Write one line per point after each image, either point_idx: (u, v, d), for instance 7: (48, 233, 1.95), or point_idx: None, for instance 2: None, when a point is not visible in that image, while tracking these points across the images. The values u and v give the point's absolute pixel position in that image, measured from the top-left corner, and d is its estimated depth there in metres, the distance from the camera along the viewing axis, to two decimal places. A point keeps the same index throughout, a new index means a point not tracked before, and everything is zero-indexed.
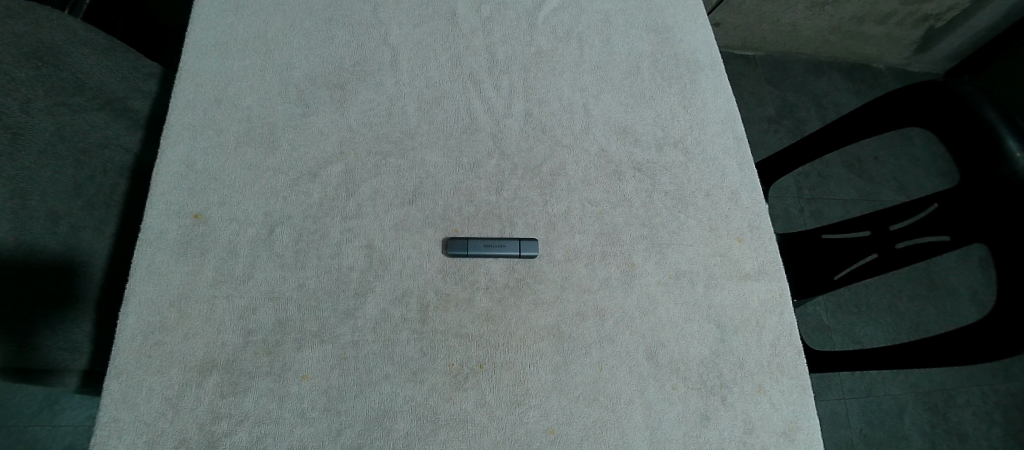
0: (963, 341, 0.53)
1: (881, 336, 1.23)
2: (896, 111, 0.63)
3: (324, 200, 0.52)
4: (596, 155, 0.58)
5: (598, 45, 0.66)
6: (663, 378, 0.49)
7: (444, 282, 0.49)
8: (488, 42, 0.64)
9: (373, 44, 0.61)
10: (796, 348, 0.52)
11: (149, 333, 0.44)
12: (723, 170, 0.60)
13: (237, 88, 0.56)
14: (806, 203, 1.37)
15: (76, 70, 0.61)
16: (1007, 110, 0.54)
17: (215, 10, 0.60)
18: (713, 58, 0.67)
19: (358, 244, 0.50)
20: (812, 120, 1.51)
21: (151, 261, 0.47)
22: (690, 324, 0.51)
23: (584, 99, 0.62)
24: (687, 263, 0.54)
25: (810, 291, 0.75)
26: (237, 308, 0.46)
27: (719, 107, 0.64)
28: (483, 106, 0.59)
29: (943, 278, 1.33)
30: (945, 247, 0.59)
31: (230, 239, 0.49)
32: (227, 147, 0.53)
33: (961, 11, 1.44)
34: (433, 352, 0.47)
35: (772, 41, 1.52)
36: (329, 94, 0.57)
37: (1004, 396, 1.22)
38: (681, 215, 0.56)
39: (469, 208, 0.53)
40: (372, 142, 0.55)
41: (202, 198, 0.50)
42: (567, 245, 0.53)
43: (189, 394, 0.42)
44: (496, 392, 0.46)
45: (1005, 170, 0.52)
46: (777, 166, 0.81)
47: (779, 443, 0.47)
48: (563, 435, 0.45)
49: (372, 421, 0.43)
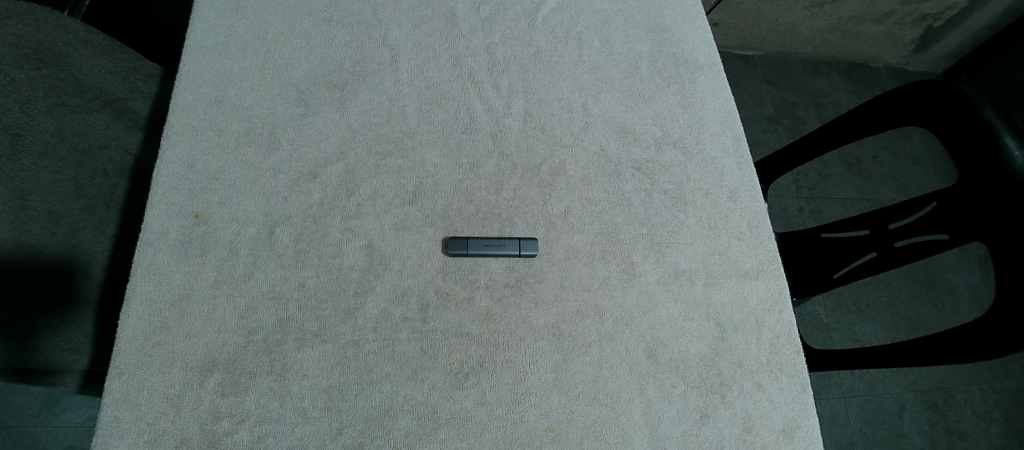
0: (961, 340, 0.54)
1: (881, 335, 1.23)
2: (894, 111, 0.64)
3: (325, 200, 0.52)
4: (595, 155, 0.59)
5: (597, 45, 0.66)
6: (663, 376, 0.49)
7: (443, 282, 0.50)
8: (487, 42, 0.64)
9: (373, 44, 0.61)
10: (795, 347, 0.52)
11: (149, 333, 0.44)
12: (722, 169, 0.60)
13: (237, 89, 0.56)
14: (805, 203, 1.38)
15: (77, 71, 0.61)
16: (1006, 109, 0.54)
17: (215, 11, 0.61)
18: (712, 58, 0.67)
19: (358, 243, 0.50)
20: (811, 119, 1.52)
21: (152, 261, 0.47)
22: (689, 323, 0.52)
23: (583, 98, 0.62)
24: (687, 262, 0.54)
25: (809, 290, 0.76)
26: (238, 308, 0.46)
27: (717, 106, 0.64)
28: (482, 106, 0.60)
29: (943, 276, 1.33)
30: (943, 246, 0.60)
31: (231, 239, 0.49)
32: (228, 148, 0.53)
33: (959, 11, 1.45)
34: (433, 351, 0.47)
35: (771, 41, 1.52)
36: (329, 94, 0.57)
37: (1004, 394, 1.22)
38: (680, 214, 0.57)
39: (468, 207, 0.53)
40: (372, 142, 0.55)
41: (202, 198, 0.50)
42: (567, 244, 0.53)
43: (190, 394, 0.43)
44: (496, 391, 0.46)
45: (1005, 169, 0.52)
46: (776, 165, 0.81)
47: (778, 441, 0.48)
48: (563, 433, 0.45)
49: (372, 420, 0.43)
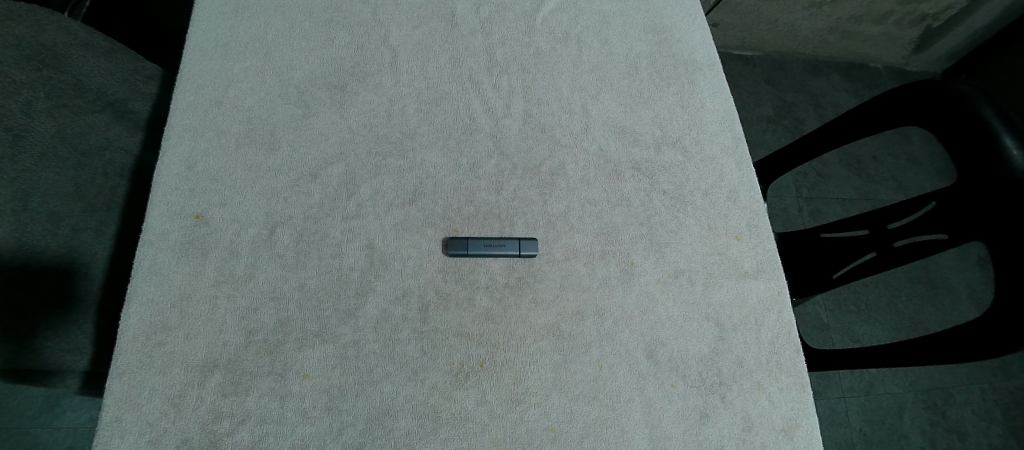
0: (961, 339, 0.54)
1: (880, 335, 1.23)
2: (893, 111, 0.64)
3: (325, 201, 0.52)
4: (595, 155, 0.59)
5: (597, 46, 0.66)
6: (663, 376, 0.49)
7: (443, 282, 0.50)
8: (487, 43, 0.64)
9: (373, 45, 0.62)
10: (795, 346, 0.52)
11: (150, 334, 0.44)
12: (722, 169, 0.60)
13: (238, 90, 0.56)
14: (805, 203, 1.38)
15: (78, 73, 0.61)
16: (1004, 109, 0.55)
17: (216, 12, 0.61)
18: (711, 58, 0.67)
19: (358, 244, 0.50)
20: (810, 120, 1.52)
21: (153, 262, 0.47)
22: (689, 322, 0.52)
23: (583, 99, 0.62)
24: (686, 262, 0.54)
25: (808, 289, 0.76)
26: (238, 308, 0.46)
27: (717, 106, 0.64)
28: (482, 107, 0.60)
29: (942, 276, 1.33)
30: (942, 245, 0.60)
31: (231, 240, 0.49)
32: (228, 149, 0.53)
33: (958, 11, 1.45)
34: (433, 351, 0.47)
35: (770, 41, 1.52)
36: (329, 95, 0.58)
37: (1004, 394, 1.23)
38: (680, 214, 0.57)
39: (468, 208, 0.54)
40: (372, 143, 0.55)
41: (203, 199, 0.50)
42: (566, 245, 0.53)
43: (190, 394, 0.43)
44: (496, 391, 0.46)
45: (1003, 169, 0.52)
46: (776, 165, 0.81)
47: (778, 441, 0.48)
48: (564, 433, 0.45)
49: (373, 420, 0.43)
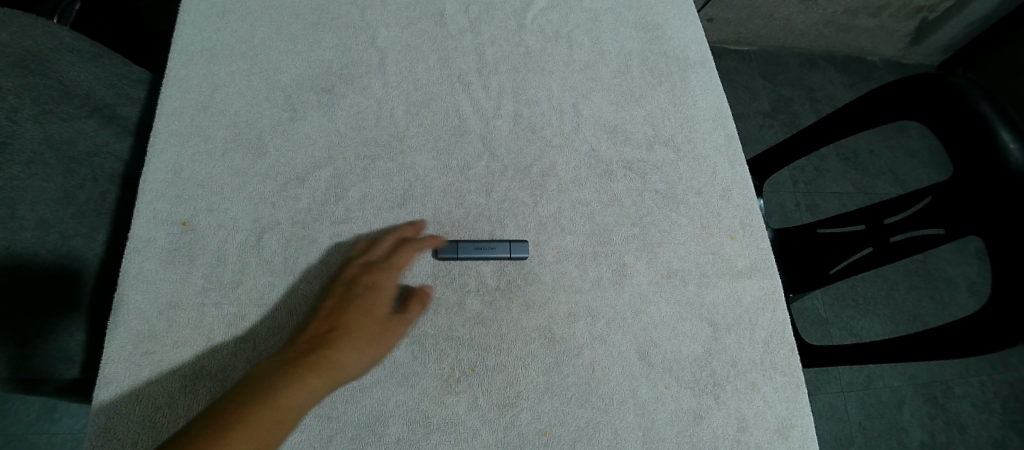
0: (958, 334, 0.53)
1: (879, 328, 1.23)
2: (888, 105, 0.63)
3: (313, 206, 0.51)
4: (586, 155, 0.58)
5: (587, 44, 0.65)
6: (656, 377, 0.49)
7: (433, 286, 0.49)
8: (476, 42, 0.63)
9: (361, 46, 0.61)
10: (789, 346, 0.51)
11: (137, 343, 0.44)
12: (714, 167, 0.60)
13: (224, 94, 0.56)
14: (802, 197, 1.37)
15: (63, 78, 0.60)
16: (1001, 103, 0.54)
17: (201, 15, 0.60)
18: (702, 55, 0.67)
19: (347, 248, 0.50)
20: (807, 114, 1.51)
21: (139, 269, 0.47)
22: (682, 323, 0.51)
23: (573, 98, 0.61)
24: (679, 262, 0.54)
25: (805, 285, 0.75)
26: (227, 315, 0.46)
27: (709, 104, 0.63)
28: (472, 108, 0.59)
29: (941, 269, 1.33)
30: (940, 240, 0.59)
31: (217, 247, 0.49)
32: (215, 154, 0.52)
33: (956, 2, 1.43)
34: (424, 356, 0.46)
35: (766, 36, 1.51)
36: (316, 98, 0.57)
37: (1004, 386, 1.22)
38: (673, 213, 0.56)
39: (458, 211, 0.53)
40: (360, 146, 0.55)
41: (190, 206, 0.50)
42: (558, 246, 0.53)
43: (179, 403, 0.42)
44: (488, 396, 0.46)
45: (1000, 163, 0.52)
46: (770, 162, 0.80)
47: (773, 441, 0.47)
48: (556, 436, 0.45)
49: (363, 427, 0.43)
